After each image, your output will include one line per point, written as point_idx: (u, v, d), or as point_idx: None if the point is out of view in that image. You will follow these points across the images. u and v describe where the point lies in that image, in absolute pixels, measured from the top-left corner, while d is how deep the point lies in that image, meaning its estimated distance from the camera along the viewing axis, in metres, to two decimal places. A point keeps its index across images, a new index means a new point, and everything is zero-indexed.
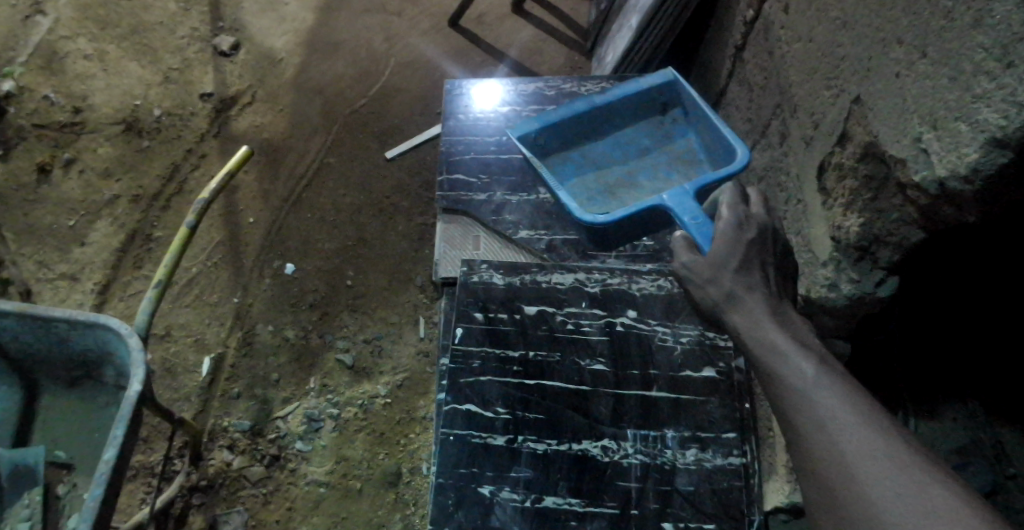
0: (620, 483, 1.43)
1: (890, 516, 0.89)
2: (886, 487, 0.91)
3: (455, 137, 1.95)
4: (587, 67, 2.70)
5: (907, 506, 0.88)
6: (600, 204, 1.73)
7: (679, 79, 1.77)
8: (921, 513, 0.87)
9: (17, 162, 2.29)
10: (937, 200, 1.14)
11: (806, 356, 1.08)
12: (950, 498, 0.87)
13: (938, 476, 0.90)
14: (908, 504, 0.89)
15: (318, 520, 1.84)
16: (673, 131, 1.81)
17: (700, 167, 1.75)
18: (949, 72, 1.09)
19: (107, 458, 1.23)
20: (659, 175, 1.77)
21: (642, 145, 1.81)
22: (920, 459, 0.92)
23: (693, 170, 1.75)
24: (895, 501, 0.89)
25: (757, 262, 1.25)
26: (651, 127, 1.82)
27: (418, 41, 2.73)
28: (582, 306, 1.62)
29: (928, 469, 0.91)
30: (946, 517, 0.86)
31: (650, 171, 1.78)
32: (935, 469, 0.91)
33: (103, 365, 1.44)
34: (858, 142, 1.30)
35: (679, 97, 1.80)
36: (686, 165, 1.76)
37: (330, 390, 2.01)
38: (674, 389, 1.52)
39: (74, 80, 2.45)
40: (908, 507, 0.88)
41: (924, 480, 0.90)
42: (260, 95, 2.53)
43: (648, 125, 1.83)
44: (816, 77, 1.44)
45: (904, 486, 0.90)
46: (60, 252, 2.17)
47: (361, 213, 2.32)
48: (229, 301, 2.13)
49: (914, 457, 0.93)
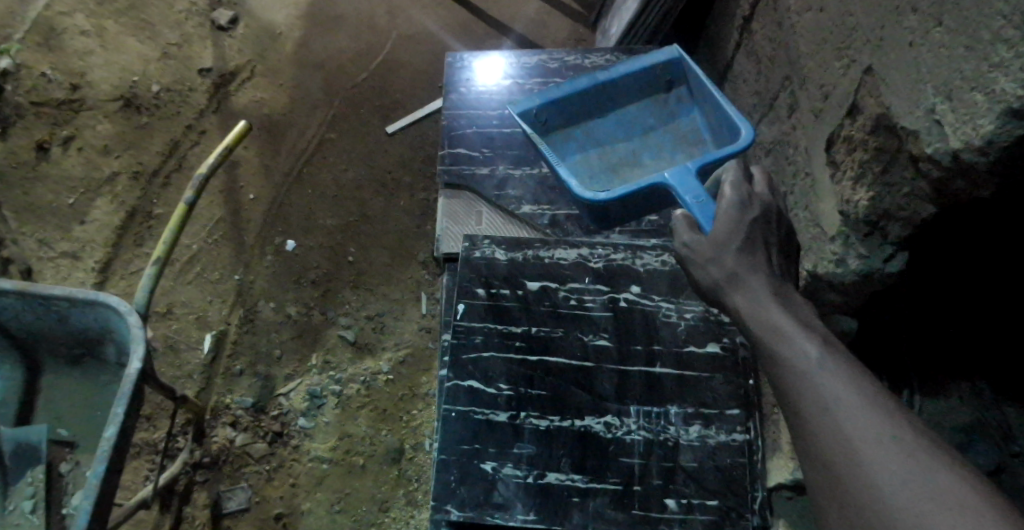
0: (623, 460, 1.43)
1: (895, 502, 0.87)
2: (892, 470, 0.89)
3: (458, 110, 1.92)
4: (592, 40, 2.65)
5: (911, 490, 0.87)
6: (602, 184, 1.72)
7: (684, 58, 1.71)
8: (927, 500, 0.85)
9: (16, 139, 2.26)
10: (950, 173, 1.11)
11: (811, 339, 1.06)
12: (956, 483, 0.86)
13: (943, 461, 0.88)
14: (915, 490, 0.87)
15: (321, 496, 1.85)
16: (678, 111, 1.78)
17: (704, 147, 1.72)
18: (966, 40, 1.05)
19: (108, 436, 1.23)
20: (662, 154, 1.75)
21: (646, 124, 1.78)
22: (926, 443, 0.91)
23: (697, 151, 1.72)
24: (899, 485, 0.88)
25: (761, 241, 1.22)
26: (655, 106, 1.79)
27: (419, 14, 2.68)
28: (585, 282, 1.60)
29: (934, 453, 0.89)
30: (953, 503, 0.84)
31: (653, 150, 1.76)
32: (941, 454, 0.89)
33: (104, 343, 1.43)
34: (869, 114, 1.26)
35: (684, 77, 1.76)
36: (690, 146, 1.74)
37: (333, 367, 2.01)
38: (678, 365, 1.51)
39: (72, 55, 2.42)
40: (913, 491, 0.87)
41: (931, 465, 0.88)
42: (260, 69, 2.50)
43: (652, 104, 1.79)
44: (826, 47, 1.40)
45: (910, 471, 0.88)
46: (61, 230, 2.15)
47: (362, 188, 2.30)
48: (231, 278, 2.12)
49: (920, 441, 0.91)
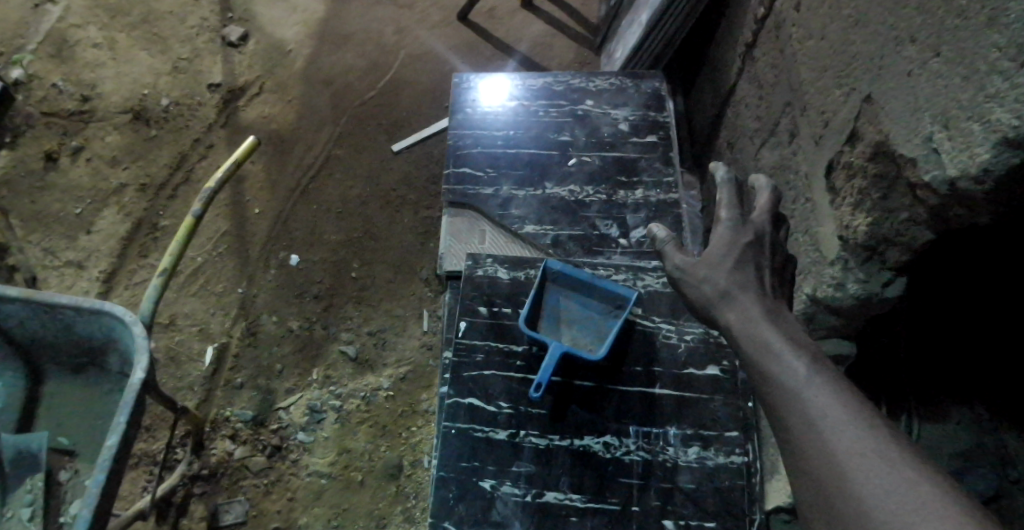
0: (623, 480, 1.43)
1: (880, 515, 0.90)
2: (876, 485, 0.92)
3: (464, 130, 1.93)
4: (597, 63, 2.69)
5: (895, 503, 0.90)
6: (583, 225, 1.79)
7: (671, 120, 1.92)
8: (912, 512, 0.88)
9: (26, 149, 2.30)
10: (948, 200, 1.14)
11: (798, 354, 1.08)
12: (939, 494, 0.89)
13: (926, 474, 0.91)
14: (899, 502, 0.90)
15: (319, 512, 1.84)
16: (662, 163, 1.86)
17: (676, 211, 1.79)
18: (962, 71, 1.08)
19: (110, 444, 1.23)
20: (642, 207, 1.80)
21: (634, 171, 1.85)
22: (909, 456, 0.93)
23: (671, 211, 1.79)
24: (883, 499, 0.90)
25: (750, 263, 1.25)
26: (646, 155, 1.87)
27: (427, 35, 2.72)
28: (582, 316, 1.63)
29: (916, 465, 0.92)
30: (935, 515, 0.87)
31: (639, 200, 1.81)
32: (923, 466, 0.92)
33: (107, 351, 1.44)
34: (868, 141, 1.29)
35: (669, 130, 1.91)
36: (666, 204, 1.81)
37: (333, 382, 2.01)
38: (678, 386, 1.52)
39: (84, 67, 2.46)
40: (898, 504, 0.89)
41: (914, 478, 0.91)
42: (269, 86, 2.53)
43: (644, 153, 1.88)
44: (826, 75, 1.43)
45: (894, 484, 0.91)
46: (67, 239, 2.17)
47: (367, 205, 2.32)
48: (234, 291, 2.13)
49: (904, 454, 0.94)
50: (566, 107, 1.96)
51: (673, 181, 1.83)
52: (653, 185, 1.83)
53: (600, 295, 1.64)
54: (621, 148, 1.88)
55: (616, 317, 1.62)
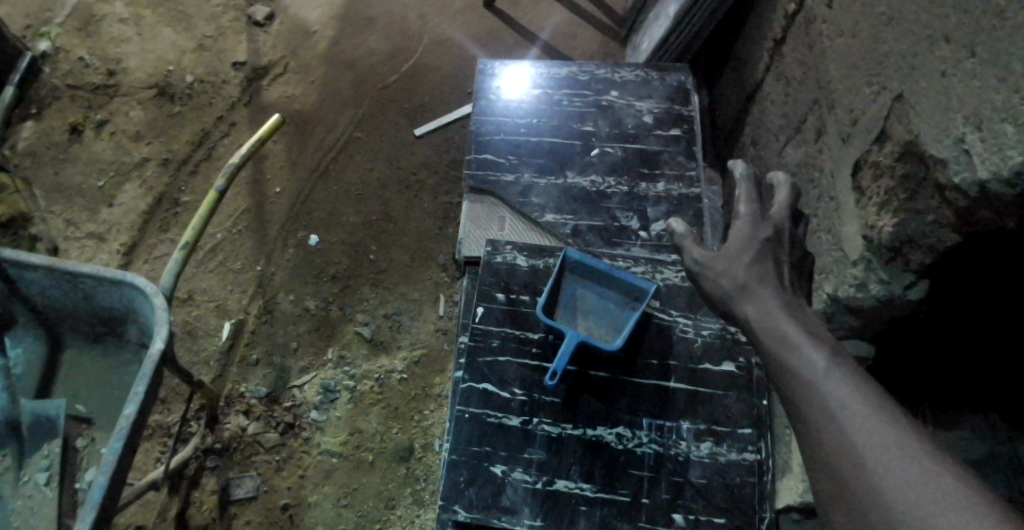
0: (634, 471, 1.43)
1: (899, 507, 0.89)
2: (897, 476, 0.91)
3: (487, 116, 1.93)
4: (621, 55, 2.68)
5: (916, 494, 0.89)
6: (602, 216, 1.79)
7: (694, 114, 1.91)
8: (932, 504, 0.88)
9: (50, 121, 2.32)
10: (977, 202, 1.13)
11: (818, 347, 1.08)
12: (960, 487, 0.88)
13: (947, 467, 0.91)
14: (919, 492, 0.89)
15: (329, 490, 1.86)
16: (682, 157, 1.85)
17: (696, 205, 1.79)
18: (998, 71, 1.07)
19: (127, 414, 1.24)
20: (662, 201, 1.80)
21: (656, 164, 1.84)
22: (930, 450, 0.93)
23: (693, 206, 1.78)
24: (904, 491, 0.90)
25: (771, 263, 1.25)
26: (667, 148, 1.86)
27: (451, 20, 2.71)
28: (594, 308, 1.62)
29: (937, 459, 0.92)
30: (957, 506, 0.87)
31: (660, 194, 1.80)
32: (946, 460, 0.92)
33: (127, 322, 1.46)
34: (897, 141, 1.28)
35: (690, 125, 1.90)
36: (687, 199, 1.80)
37: (348, 362, 2.02)
38: (692, 381, 1.52)
39: (109, 42, 2.48)
40: (919, 496, 0.89)
41: (935, 469, 0.91)
42: (293, 66, 2.54)
43: (666, 146, 1.87)
44: (857, 73, 1.42)
45: (915, 476, 0.91)
46: (88, 211, 2.19)
47: (387, 188, 2.32)
48: (252, 268, 2.14)
49: (924, 448, 0.93)
50: (590, 97, 1.95)
51: (695, 175, 1.82)
52: (675, 178, 1.82)
53: (615, 289, 1.63)
54: (643, 140, 1.87)
55: (631, 310, 1.61)
